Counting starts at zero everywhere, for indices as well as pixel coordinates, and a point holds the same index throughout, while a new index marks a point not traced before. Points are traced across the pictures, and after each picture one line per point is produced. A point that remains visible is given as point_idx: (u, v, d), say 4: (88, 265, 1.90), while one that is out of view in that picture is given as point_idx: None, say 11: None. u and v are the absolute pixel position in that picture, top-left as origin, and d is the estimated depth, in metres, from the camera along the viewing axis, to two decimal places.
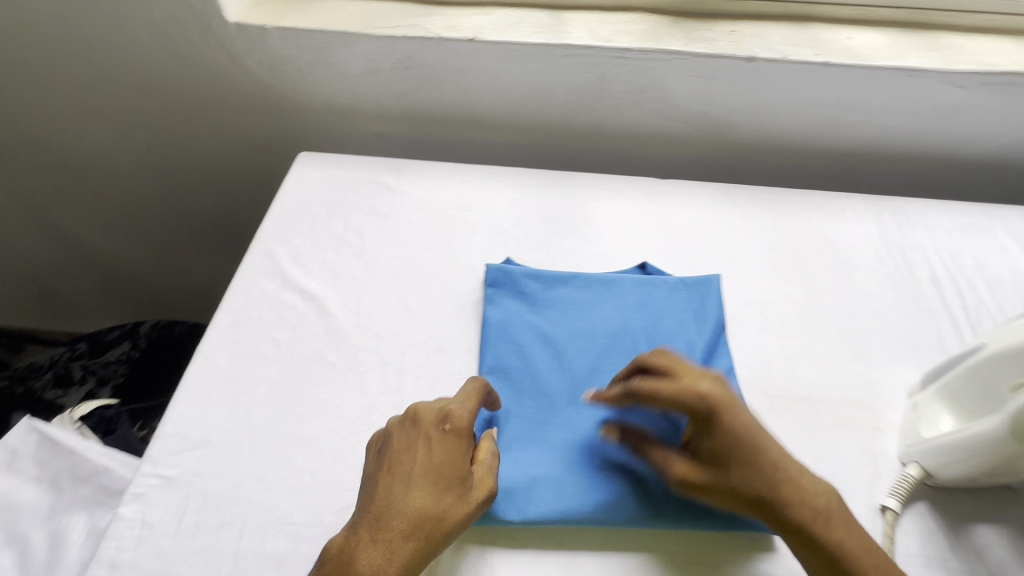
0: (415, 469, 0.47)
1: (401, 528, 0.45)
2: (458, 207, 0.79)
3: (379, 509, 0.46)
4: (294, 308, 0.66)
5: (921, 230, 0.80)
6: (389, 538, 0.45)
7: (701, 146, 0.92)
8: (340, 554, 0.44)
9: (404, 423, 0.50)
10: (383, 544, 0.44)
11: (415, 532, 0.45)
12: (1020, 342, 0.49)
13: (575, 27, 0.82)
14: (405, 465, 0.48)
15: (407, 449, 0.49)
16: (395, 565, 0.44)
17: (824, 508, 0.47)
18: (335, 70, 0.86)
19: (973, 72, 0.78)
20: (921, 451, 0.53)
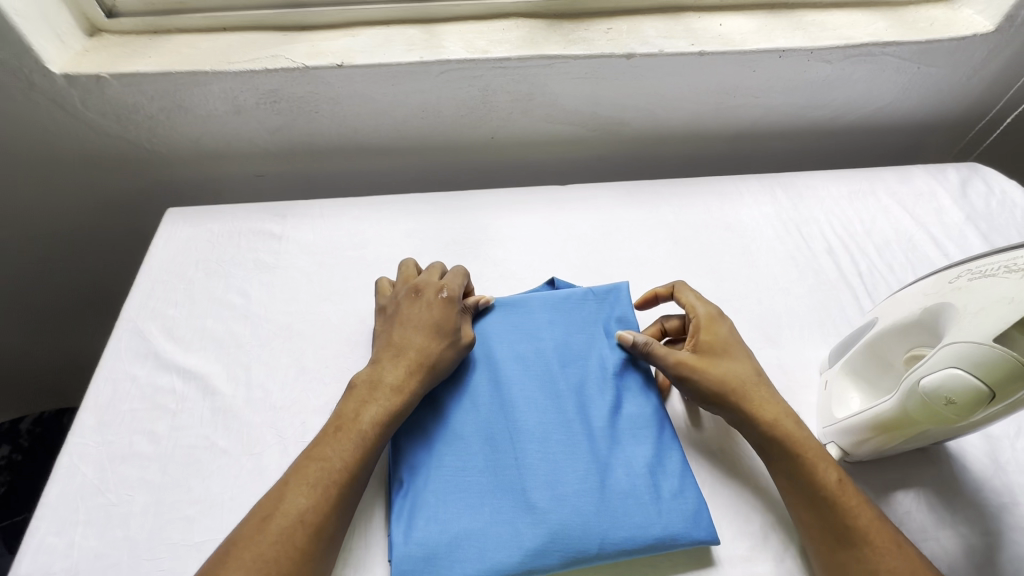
0: (413, 326, 0.58)
1: (410, 363, 0.55)
2: (352, 246, 0.73)
3: (388, 353, 0.56)
4: (174, 392, 0.58)
5: (812, 203, 0.82)
6: (404, 366, 0.55)
7: (598, 145, 0.91)
8: (368, 382, 0.54)
9: (407, 295, 0.61)
10: (399, 370, 0.55)
11: (420, 366, 0.55)
12: (907, 313, 0.49)
13: (449, 41, 0.79)
14: (405, 324, 0.58)
15: (408, 312, 0.59)
16: (406, 396, 0.53)
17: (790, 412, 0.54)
18: (195, 113, 0.78)
19: (837, 47, 0.80)
20: (837, 433, 0.53)
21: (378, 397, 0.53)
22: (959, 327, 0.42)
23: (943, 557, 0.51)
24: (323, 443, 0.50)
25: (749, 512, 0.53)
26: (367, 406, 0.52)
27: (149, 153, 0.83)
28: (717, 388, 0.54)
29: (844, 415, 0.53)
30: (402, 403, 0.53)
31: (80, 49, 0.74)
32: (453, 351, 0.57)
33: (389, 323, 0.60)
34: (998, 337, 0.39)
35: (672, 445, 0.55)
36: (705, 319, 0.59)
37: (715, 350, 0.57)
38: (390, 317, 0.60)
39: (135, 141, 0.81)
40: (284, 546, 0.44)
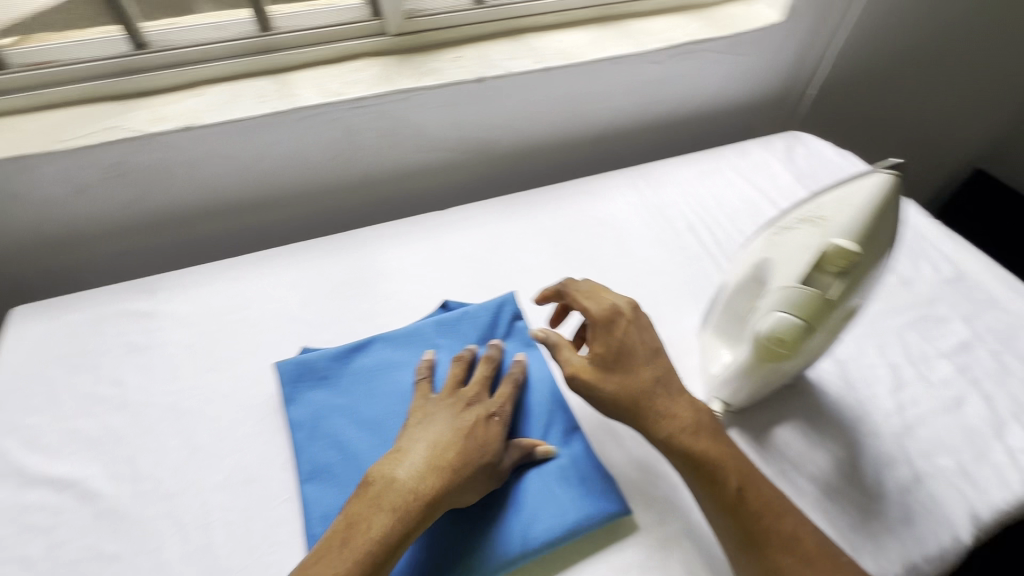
0: (453, 429, 0.52)
1: (445, 475, 0.49)
2: (234, 309, 0.70)
3: (421, 460, 0.50)
4: (46, 507, 0.53)
5: (670, 188, 0.91)
6: (437, 476, 0.49)
7: (473, 166, 0.94)
8: (388, 482, 0.49)
9: (461, 396, 0.56)
10: (430, 478, 0.49)
11: (454, 480, 0.49)
12: (743, 271, 0.55)
13: (302, 88, 0.79)
14: (450, 426, 0.52)
15: (456, 416, 0.54)
16: (431, 512, 0.48)
17: (694, 422, 0.53)
18: (31, 200, 0.72)
19: (661, 49, 0.90)
20: (718, 387, 0.59)
21: (395, 509, 0.47)
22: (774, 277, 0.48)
23: (820, 474, 0.58)
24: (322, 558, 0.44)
25: (657, 479, 0.57)
26: (376, 519, 0.46)
27: None
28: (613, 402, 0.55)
29: (718, 370, 0.59)
30: (425, 516, 0.48)
31: None
32: (490, 471, 0.51)
33: (429, 420, 0.54)
34: (800, 278, 0.46)
35: (574, 436, 0.58)
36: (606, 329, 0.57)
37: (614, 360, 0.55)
38: (433, 411, 0.55)
39: None
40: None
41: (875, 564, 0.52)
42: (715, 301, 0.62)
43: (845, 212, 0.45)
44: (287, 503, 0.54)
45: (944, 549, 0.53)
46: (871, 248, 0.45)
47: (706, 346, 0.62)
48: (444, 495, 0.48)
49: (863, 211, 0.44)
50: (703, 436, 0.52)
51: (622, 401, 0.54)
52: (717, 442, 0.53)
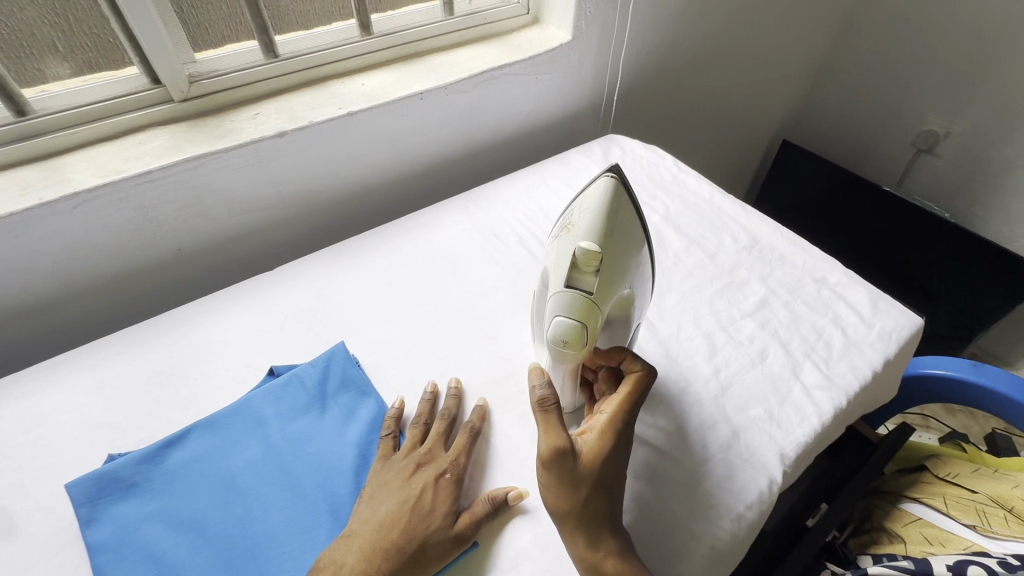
0: (401, 501, 0.52)
1: (391, 548, 0.49)
2: (20, 429, 0.62)
3: (372, 535, 0.50)
4: None
5: (500, 207, 0.94)
6: (383, 552, 0.49)
7: (301, 219, 0.91)
8: (336, 564, 0.49)
9: (409, 465, 0.56)
10: (375, 557, 0.49)
11: (397, 554, 0.49)
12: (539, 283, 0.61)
13: (75, 171, 0.72)
14: (398, 499, 0.52)
15: (408, 485, 0.54)
16: None
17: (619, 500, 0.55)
18: None
19: (463, 79, 0.94)
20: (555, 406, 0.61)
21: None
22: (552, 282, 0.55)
23: (653, 453, 0.62)
24: None
25: None
26: None
27: None
28: (580, 487, 0.50)
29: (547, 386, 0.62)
30: None
31: None
32: (441, 538, 0.50)
33: (378, 492, 0.54)
34: (567, 280, 0.53)
35: None
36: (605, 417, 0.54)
37: (611, 443, 0.53)
38: (387, 479, 0.55)
39: None
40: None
41: (706, 525, 0.56)
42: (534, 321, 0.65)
43: (586, 215, 0.54)
44: None
45: (762, 493, 0.58)
46: (615, 240, 0.53)
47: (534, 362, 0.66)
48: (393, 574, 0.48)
49: (598, 211, 0.53)
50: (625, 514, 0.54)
51: (582, 490, 0.50)
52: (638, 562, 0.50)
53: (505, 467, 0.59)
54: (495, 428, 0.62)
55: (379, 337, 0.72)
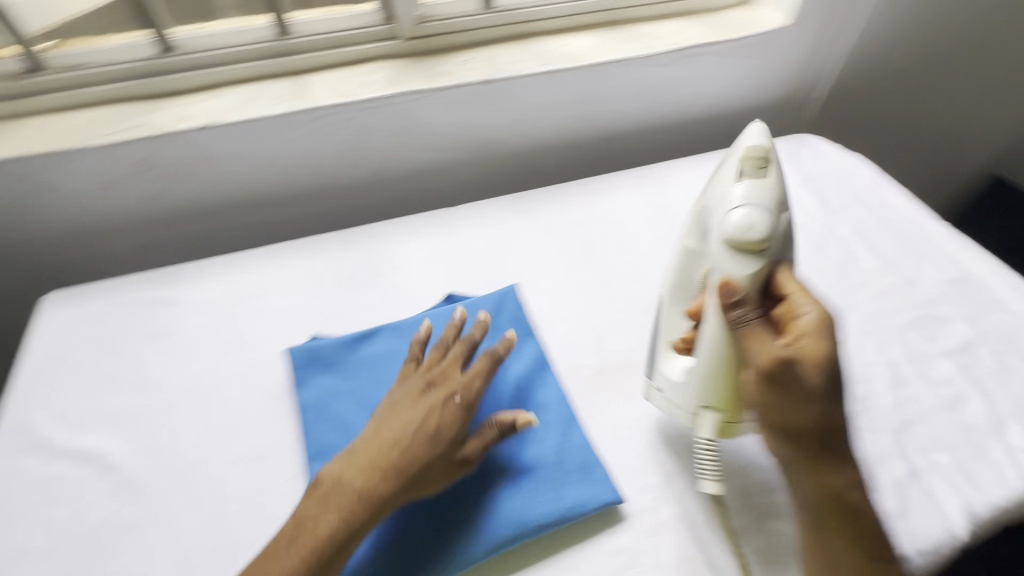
0: (409, 423, 0.53)
1: (388, 471, 0.50)
2: (248, 298, 0.74)
3: (370, 458, 0.51)
4: (69, 478, 0.56)
5: (674, 189, 0.92)
6: (382, 472, 0.50)
7: (482, 166, 0.96)
8: (339, 481, 0.50)
9: (420, 386, 0.56)
10: (376, 475, 0.50)
11: (398, 475, 0.50)
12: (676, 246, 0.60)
13: (317, 89, 0.82)
14: (400, 427, 0.52)
15: (416, 410, 0.53)
16: (376, 508, 0.49)
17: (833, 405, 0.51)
18: (65, 193, 0.76)
19: (665, 52, 0.92)
20: (705, 420, 0.55)
21: (346, 510, 0.48)
22: (716, 228, 0.54)
23: None
24: (278, 550, 0.47)
25: (649, 468, 0.58)
26: (324, 519, 0.48)
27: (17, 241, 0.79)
28: (812, 402, 0.47)
29: (692, 392, 0.55)
30: (368, 512, 0.49)
31: None
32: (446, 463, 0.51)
33: (389, 414, 0.54)
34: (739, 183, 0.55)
35: (569, 424, 0.60)
36: (813, 318, 0.49)
37: (828, 345, 0.48)
38: (397, 403, 0.55)
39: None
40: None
41: None
42: (659, 329, 0.60)
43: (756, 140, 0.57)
44: (289, 482, 0.56)
45: (937, 543, 0.53)
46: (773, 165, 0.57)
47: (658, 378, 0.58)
48: (395, 491, 0.50)
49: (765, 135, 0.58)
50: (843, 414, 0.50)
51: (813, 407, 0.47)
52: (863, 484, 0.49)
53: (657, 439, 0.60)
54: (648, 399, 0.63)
55: (546, 289, 0.75)
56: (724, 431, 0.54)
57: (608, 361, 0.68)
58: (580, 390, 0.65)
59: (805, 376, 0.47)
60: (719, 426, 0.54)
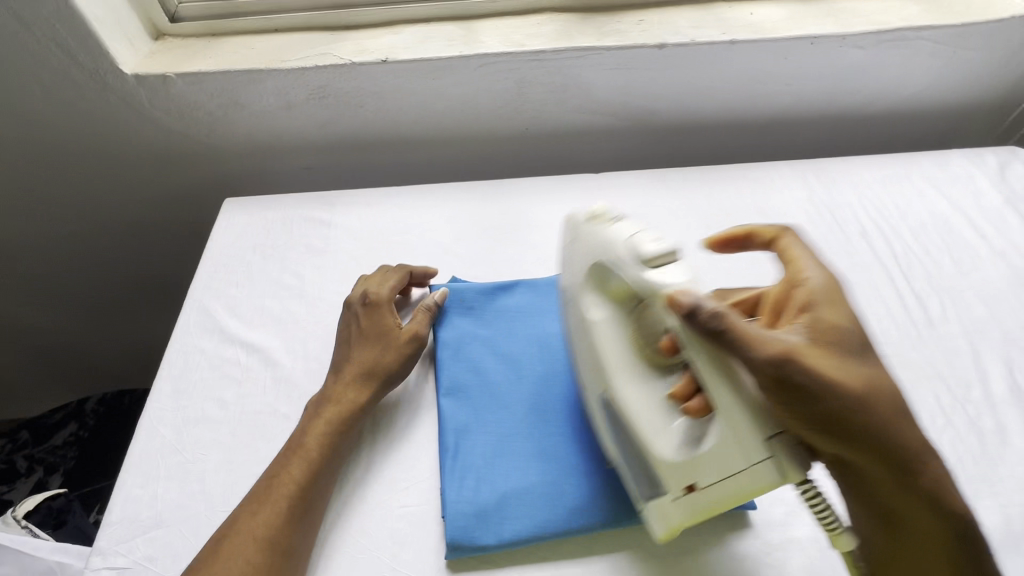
0: (359, 333, 0.62)
1: (356, 368, 0.59)
2: (396, 232, 0.77)
3: (355, 372, 0.59)
4: (237, 363, 0.63)
5: (845, 189, 0.83)
6: (353, 372, 0.59)
7: (630, 136, 0.93)
8: (320, 398, 0.58)
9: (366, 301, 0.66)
10: (351, 376, 0.58)
11: (369, 368, 0.59)
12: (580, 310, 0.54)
13: (487, 36, 0.82)
14: (371, 346, 0.61)
15: (387, 331, 0.62)
16: (357, 402, 0.57)
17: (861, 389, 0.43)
18: (251, 109, 0.83)
19: (868, 33, 0.81)
20: (784, 453, 0.41)
21: (329, 418, 0.56)
22: (620, 267, 0.48)
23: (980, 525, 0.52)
24: (277, 465, 0.53)
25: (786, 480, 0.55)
26: (315, 423, 0.55)
27: (206, 148, 0.87)
28: (833, 396, 0.42)
29: (730, 446, 0.42)
30: (348, 408, 0.56)
31: (148, 53, 0.80)
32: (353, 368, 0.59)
33: (359, 339, 0.61)
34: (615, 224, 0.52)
35: None
36: (817, 283, 0.50)
37: (844, 307, 0.49)
38: (362, 332, 0.62)
39: (195, 137, 0.85)
40: (238, 560, 0.47)
41: None
42: (635, 431, 0.48)
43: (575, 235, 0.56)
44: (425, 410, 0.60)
45: None
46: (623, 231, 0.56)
47: (685, 474, 0.45)
48: (385, 387, 0.59)
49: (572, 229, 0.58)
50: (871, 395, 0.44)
51: (834, 398, 0.42)
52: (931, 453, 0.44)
53: None
54: None
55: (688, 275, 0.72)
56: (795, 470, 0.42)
57: None
58: None
59: (805, 367, 0.42)
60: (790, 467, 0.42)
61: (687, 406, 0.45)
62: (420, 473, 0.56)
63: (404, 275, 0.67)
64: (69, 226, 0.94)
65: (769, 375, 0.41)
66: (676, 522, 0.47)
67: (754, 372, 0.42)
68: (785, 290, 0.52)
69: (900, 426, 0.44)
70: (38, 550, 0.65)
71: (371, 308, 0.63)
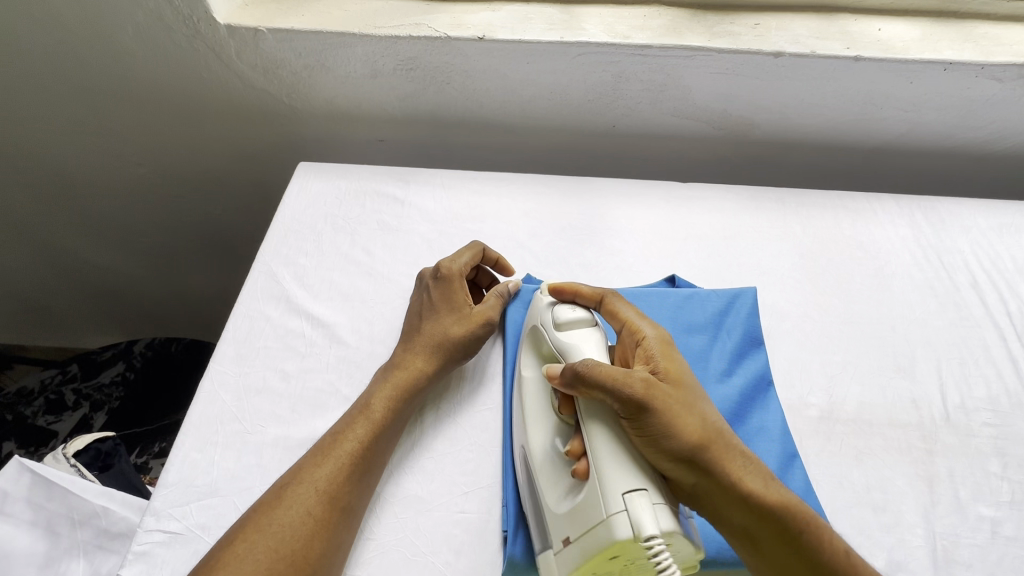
0: (429, 309, 0.60)
1: (427, 344, 0.57)
2: (470, 218, 0.74)
3: (425, 344, 0.57)
4: (302, 336, 0.61)
5: (957, 231, 0.75)
6: (421, 347, 0.57)
7: (720, 146, 0.88)
8: (390, 365, 0.56)
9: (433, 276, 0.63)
10: (419, 350, 0.57)
11: (437, 345, 0.57)
12: (524, 384, 0.54)
13: (589, 23, 0.77)
14: (442, 319, 0.59)
15: (459, 308, 0.60)
16: (424, 375, 0.56)
17: (706, 424, 0.45)
18: (335, 73, 0.80)
19: (1011, 65, 0.73)
20: (642, 504, 0.39)
21: (397, 384, 0.54)
22: (545, 330, 0.53)
23: None
24: (342, 422, 0.52)
25: (873, 547, 0.50)
26: (380, 389, 0.54)
27: (285, 108, 0.85)
28: (664, 428, 0.43)
29: (595, 500, 0.41)
30: (414, 381, 0.55)
31: (241, 3, 0.77)
32: (422, 345, 0.57)
33: (430, 311, 0.60)
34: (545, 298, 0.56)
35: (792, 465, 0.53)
36: (652, 338, 0.50)
37: (679, 358, 0.49)
38: (434, 305, 0.60)
39: (275, 94, 0.83)
40: (297, 511, 0.45)
41: None
42: (540, 484, 0.48)
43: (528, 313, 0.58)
44: (490, 412, 0.57)
45: None
46: None
47: (564, 526, 0.43)
48: (451, 361, 0.58)
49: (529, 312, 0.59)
50: (717, 430, 0.45)
51: (668, 429, 0.43)
52: (770, 481, 0.45)
53: (887, 517, 0.52)
54: (881, 467, 0.55)
55: (777, 304, 0.67)
56: (641, 517, 0.39)
57: (839, 407, 0.59)
58: (804, 430, 0.57)
59: (658, 404, 0.43)
60: (640, 510, 0.39)
61: (575, 466, 0.44)
62: (481, 479, 0.53)
63: (478, 252, 0.65)
64: (140, 169, 0.93)
65: (624, 407, 0.43)
66: None
67: (619, 407, 0.43)
68: (627, 345, 0.52)
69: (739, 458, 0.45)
70: (85, 492, 0.65)
71: (442, 282, 0.61)
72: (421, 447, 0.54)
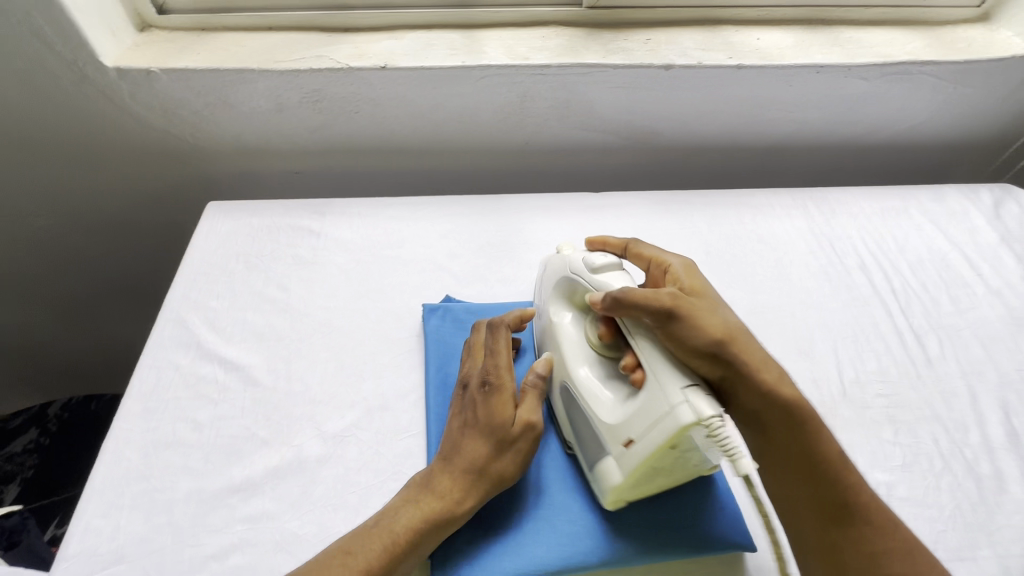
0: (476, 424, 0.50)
1: (467, 468, 0.48)
2: (388, 244, 0.74)
3: (463, 469, 0.48)
4: (215, 382, 0.60)
5: (845, 219, 0.82)
6: (460, 471, 0.48)
7: (629, 154, 0.92)
8: (421, 484, 0.48)
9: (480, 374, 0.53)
10: (456, 474, 0.48)
11: (478, 473, 0.48)
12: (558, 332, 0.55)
13: (490, 46, 0.79)
14: (493, 440, 0.49)
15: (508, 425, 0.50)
16: (458, 506, 0.47)
17: (726, 323, 0.47)
18: (240, 109, 0.79)
19: (873, 65, 0.81)
20: (700, 395, 0.41)
21: (429, 509, 0.47)
22: (577, 276, 0.53)
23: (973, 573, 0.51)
24: (355, 535, 0.45)
25: None
26: (405, 512, 0.46)
27: (190, 147, 0.83)
28: (690, 330, 0.44)
29: (656, 395, 0.43)
30: (447, 515, 0.47)
31: (131, 45, 0.75)
32: (461, 471, 0.48)
33: (473, 427, 0.50)
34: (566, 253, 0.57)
35: None
36: (682, 264, 0.53)
37: (704, 279, 0.52)
38: (481, 421, 0.50)
39: (178, 135, 0.81)
40: None
41: None
42: (587, 406, 0.50)
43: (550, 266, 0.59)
44: (413, 439, 0.57)
45: None
46: None
47: (621, 429, 0.46)
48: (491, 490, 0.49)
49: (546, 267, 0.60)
50: (738, 330, 0.47)
51: (703, 330, 0.45)
52: (789, 379, 0.47)
53: None
54: None
55: None
56: (706, 404, 0.41)
57: None
58: None
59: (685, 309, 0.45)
60: (704, 401, 0.41)
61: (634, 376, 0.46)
62: None
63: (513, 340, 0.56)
64: (39, 221, 0.88)
65: (652, 317, 0.45)
66: (622, 487, 0.47)
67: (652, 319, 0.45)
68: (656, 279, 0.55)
69: (758, 359, 0.46)
70: None
71: (490, 392, 0.51)
72: (343, 482, 0.54)
